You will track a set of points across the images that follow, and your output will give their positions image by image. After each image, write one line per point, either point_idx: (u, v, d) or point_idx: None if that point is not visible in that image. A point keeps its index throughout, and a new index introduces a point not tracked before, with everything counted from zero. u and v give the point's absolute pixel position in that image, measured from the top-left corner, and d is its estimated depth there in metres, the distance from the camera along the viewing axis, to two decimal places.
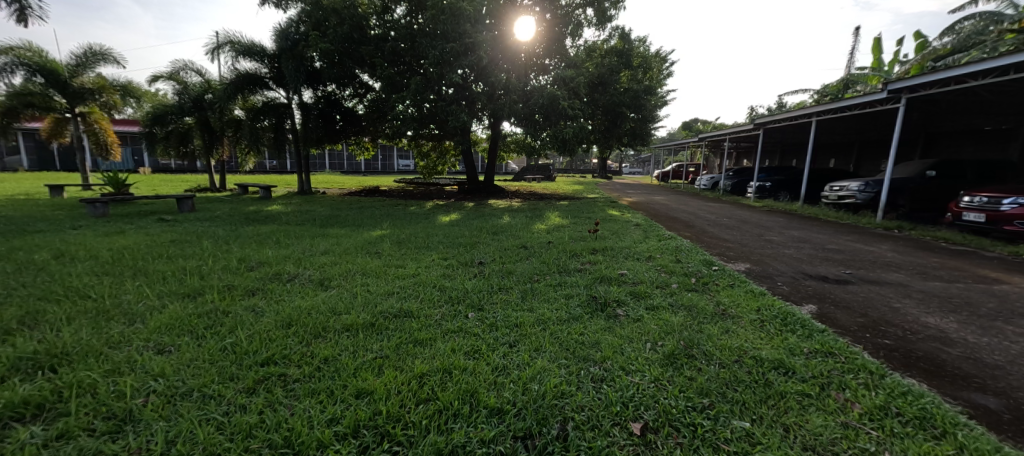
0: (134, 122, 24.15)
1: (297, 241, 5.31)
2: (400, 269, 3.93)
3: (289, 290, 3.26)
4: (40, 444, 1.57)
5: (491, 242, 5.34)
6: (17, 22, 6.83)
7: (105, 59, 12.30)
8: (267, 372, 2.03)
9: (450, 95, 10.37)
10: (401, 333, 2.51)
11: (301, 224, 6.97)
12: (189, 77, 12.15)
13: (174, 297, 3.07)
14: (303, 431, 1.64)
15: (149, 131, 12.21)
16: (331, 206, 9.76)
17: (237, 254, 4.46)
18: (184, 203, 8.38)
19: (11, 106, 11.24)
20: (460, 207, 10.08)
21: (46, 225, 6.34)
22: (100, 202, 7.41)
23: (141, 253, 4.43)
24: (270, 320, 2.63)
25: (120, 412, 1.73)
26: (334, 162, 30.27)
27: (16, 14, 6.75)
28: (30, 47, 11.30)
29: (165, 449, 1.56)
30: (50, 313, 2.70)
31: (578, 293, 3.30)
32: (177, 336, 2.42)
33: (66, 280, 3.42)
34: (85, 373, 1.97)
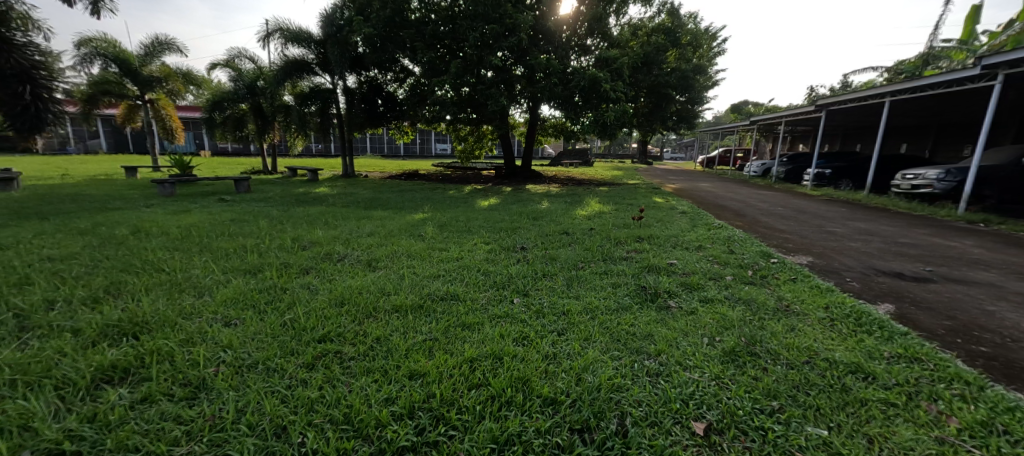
0: (194, 107, 25.60)
1: (344, 222, 5.47)
2: (443, 252, 3.95)
3: (340, 270, 3.35)
4: (128, 405, 1.69)
5: (532, 227, 5.27)
6: (92, 15, 7.33)
7: (170, 48, 13.09)
8: (324, 349, 2.10)
9: (489, 78, 10.27)
10: (450, 315, 2.53)
11: (346, 206, 7.18)
12: (244, 64, 12.76)
13: (237, 273, 3.24)
14: (360, 409, 1.68)
15: (209, 117, 12.92)
16: (373, 189, 10.05)
17: (289, 233, 4.65)
18: (241, 184, 8.98)
19: (92, 94, 12.27)
20: (498, 192, 10.07)
21: (124, 203, 6.90)
22: (168, 182, 7.96)
23: (205, 231, 4.72)
24: (324, 298, 2.71)
25: (195, 380, 1.85)
26: (375, 146, 31.02)
27: (91, 8, 7.22)
28: (106, 38, 12.14)
29: (235, 418, 1.64)
30: (130, 283, 2.94)
31: (625, 282, 3.19)
32: (241, 309, 2.55)
33: (142, 254, 3.70)
34: (163, 342, 2.12)
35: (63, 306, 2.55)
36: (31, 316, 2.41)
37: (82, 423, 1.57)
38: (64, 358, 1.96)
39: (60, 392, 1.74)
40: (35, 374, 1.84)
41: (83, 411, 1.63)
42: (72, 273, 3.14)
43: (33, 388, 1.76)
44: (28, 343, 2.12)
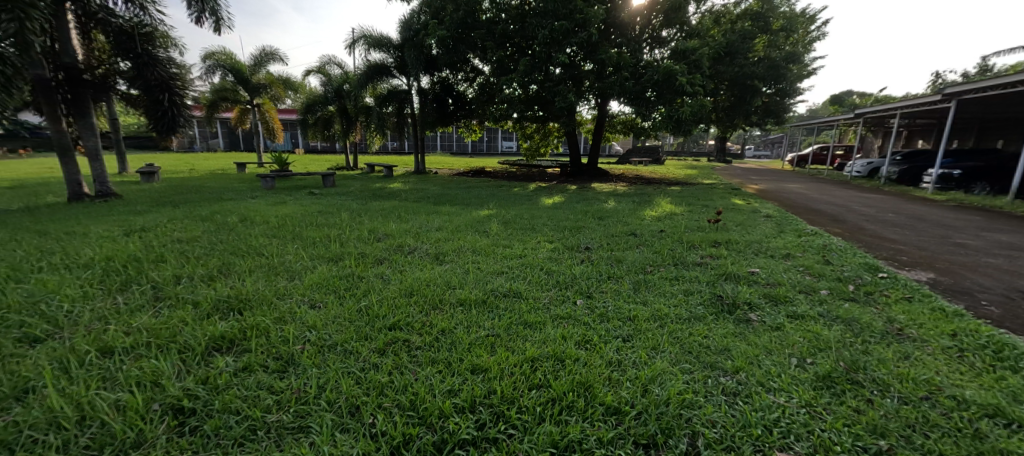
0: (291, 110, 28.39)
1: (415, 216, 5.74)
2: (507, 249, 3.97)
3: (410, 262, 3.51)
4: (232, 372, 1.90)
5: (597, 227, 5.12)
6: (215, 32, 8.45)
7: (274, 58, 14.61)
8: (394, 336, 2.20)
9: (558, 75, 10.17)
10: (512, 313, 2.53)
11: (417, 201, 7.53)
12: (333, 70, 13.91)
13: (322, 260, 3.54)
14: (425, 398, 1.72)
15: (303, 119, 14.30)
16: (442, 185, 10.45)
17: (366, 225, 4.98)
18: (328, 179, 9.81)
19: (214, 100, 14.21)
20: (564, 190, 9.96)
21: (234, 194, 7.86)
22: (269, 176, 8.92)
23: (296, 221, 5.21)
24: (395, 288, 2.85)
25: (285, 355, 2.03)
26: (445, 143, 32.25)
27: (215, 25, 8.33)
28: (224, 51, 13.81)
29: (315, 394, 1.77)
30: (237, 264, 3.32)
31: (698, 289, 2.97)
32: (324, 293, 2.77)
33: (247, 239, 4.18)
34: (260, 318, 2.36)
35: (187, 281, 2.96)
36: (163, 288, 2.83)
37: (197, 384, 1.79)
38: (185, 326, 2.25)
39: (182, 356, 2.01)
40: (164, 338, 2.14)
41: (198, 373, 1.87)
42: (194, 253, 3.64)
43: (162, 350, 2.05)
44: (160, 311, 2.48)
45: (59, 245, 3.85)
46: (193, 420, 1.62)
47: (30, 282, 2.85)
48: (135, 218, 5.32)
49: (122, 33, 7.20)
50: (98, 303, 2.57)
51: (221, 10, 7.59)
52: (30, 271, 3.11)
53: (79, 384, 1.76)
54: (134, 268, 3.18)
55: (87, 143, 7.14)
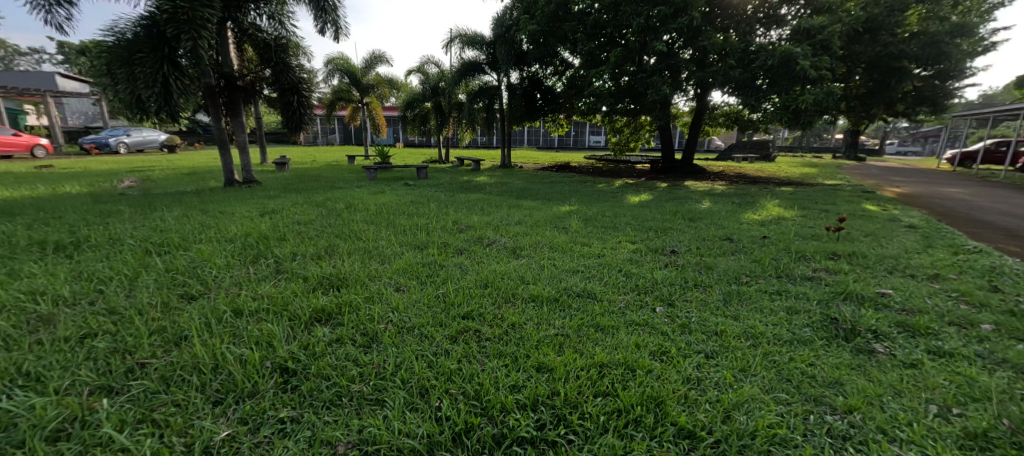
0: (393, 107, 30.83)
1: (497, 209, 5.84)
2: (585, 247, 3.84)
3: (488, 254, 3.55)
4: (325, 342, 1.96)
5: (687, 229, 4.72)
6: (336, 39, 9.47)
7: (382, 61, 15.95)
8: (466, 325, 2.18)
9: (652, 65, 9.58)
10: (584, 314, 2.41)
11: (501, 194, 7.67)
12: (431, 69, 14.76)
13: (409, 247, 3.75)
14: (489, 389, 1.67)
15: (404, 115, 15.46)
16: (526, 180, 10.53)
17: (451, 216, 5.19)
18: (421, 172, 10.46)
19: (332, 100, 15.91)
20: (652, 187, 9.42)
21: (342, 184, 8.76)
22: (372, 168, 9.81)
23: (391, 210, 5.63)
24: (471, 278, 2.87)
25: (369, 332, 2.06)
26: (532, 138, 32.50)
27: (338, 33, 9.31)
28: (342, 56, 15.40)
29: (393, 371, 1.76)
30: (339, 247, 3.66)
31: (807, 309, 2.55)
32: (408, 278, 2.90)
33: (349, 225, 4.61)
34: (353, 295, 2.49)
35: (300, 258, 3.33)
36: (283, 263, 3.22)
37: (300, 349, 1.87)
38: (295, 297, 2.44)
39: (290, 323, 2.14)
40: (278, 306, 2.33)
41: (301, 339, 1.95)
42: (307, 234, 4.12)
43: (276, 316, 2.22)
44: (279, 281, 2.80)
45: (212, 222, 4.61)
46: (295, 379, 1.69)
47: (192, 251, 3.44)
48: (266, 201, 6.19)
49: (266, 45, 8.36)
50: (237, 270, 3.00)
51: (339, 20, 8.40)
52: (193, 241, 3.77)
53: (214, 338, 1.95)
54: (264, 244, 3.69)
55: (241, 141, 8.35)
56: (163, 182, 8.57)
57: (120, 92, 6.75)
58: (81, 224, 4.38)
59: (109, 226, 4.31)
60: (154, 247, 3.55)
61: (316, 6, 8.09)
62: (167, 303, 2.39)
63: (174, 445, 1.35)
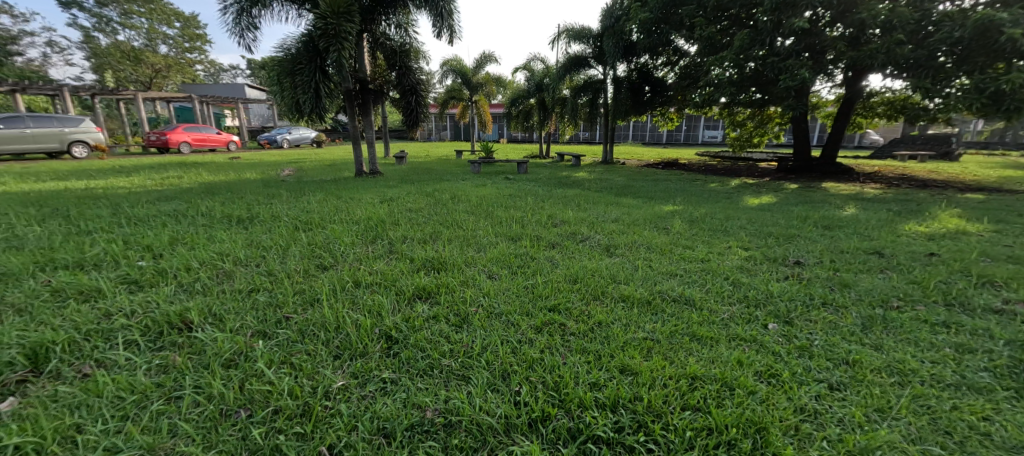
0: (500, 104, 31.92)
1: (595, 206, 5.72)
2: (688, 250, 3.56)
3: (581, 250, 3.48)
4: (424, 318, 2.14)
5: (819, 239, 4.07)
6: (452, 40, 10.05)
7: (490, 60, 16.70)
8: (552, 317, 2.18)
9: (787, 47, 8.37)
10: (680, 321, 2.23)
11: (600, 191, 7.49)
12: (536, 66, 14.95)
13: (504, 238, 3.88)
14: (569, 383, 1.66)
15: (508, 111, 15.98)
16: (628, 176, 10.13)
17: (547, 211, 5.23)
18: (521, 166, 10.70)
19: (445, 99, 17.15)
20: (776, 189, 8.32)
21: (449, 176, 9.41)
22: (476, 162, 10.36)
23: (491, 202, 5.89)
24: (561, 272, 2.83)
25: (461, 314, 2.19)
26: (638, 133, 31.00)
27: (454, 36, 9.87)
28: (455, 57, 16.50)
29: (479, 352, 1.85)
30: (442, 234, 3.95)
31: (986, 349, 2.02)
32: (501, 267, 2.98)
33: (453, 214, 4.93)
34: (451, 279, 2.66)
35: (408, 242, 3.68)
36: (395, 244, 3.59)
37: (402, 322, 2.07)
38: (402, 276, 2.70)
39: (396, 298, 2.38)
40: (387, 282, 2.60)
41: (403, 313, 2.16)
42: (417, 221, 4.53)
43: (385, 290, 2.48)
44: (390, 260, 3.13)
45: (344, 206, 5.33)
46: (396, 346, 1.88)
47: (327, 229, 4.03)
48: (386, 190, 6.94)
49: (393, 52, 9.32)
50: (358, 248, 3.43)
51: (454, 23, 8.94)
52: (328, 221, 4.41)
53: (338, 303, 2.25)
54: (381, 227, 4.16)
55: (369, 137, 9.44)
56: (310, 171, 10.14)
57: (283, 97, 8.18)
58: (254, 203, 5.42)
59: (270, 206, 5.26)
60: (300, 224, 4.23)
61: (435, 12, 8.74)
62: (307, 270, 2.84)
63: (303, 386, 1.59)
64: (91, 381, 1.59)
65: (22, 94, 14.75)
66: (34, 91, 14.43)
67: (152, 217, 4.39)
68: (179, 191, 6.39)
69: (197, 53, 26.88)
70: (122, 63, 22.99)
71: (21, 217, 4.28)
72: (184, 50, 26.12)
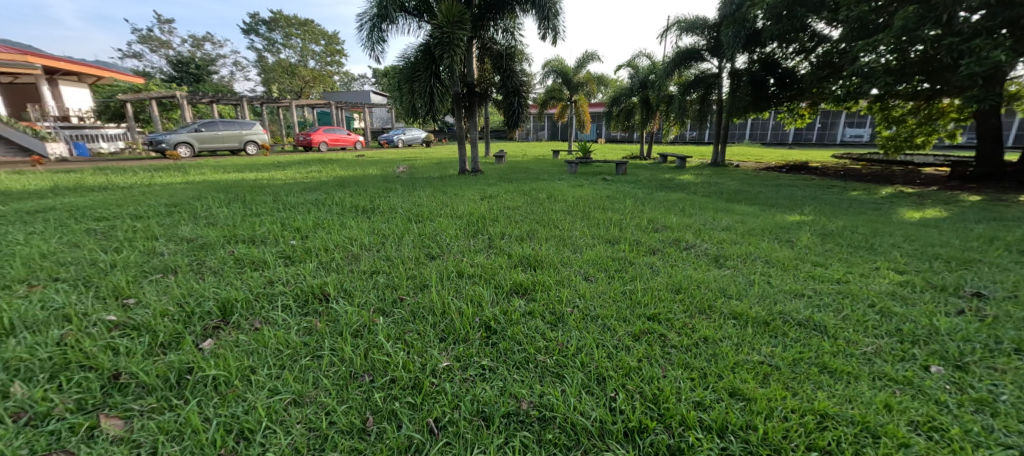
0: (599, 103, 31.17)
1: (702, 212, 5.29)
2: (819, 267, 3.09)
3: (684, 258, 3.24)
4: (520, 313, 2.20)
5: (1013, 268, 3.21)
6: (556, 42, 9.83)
7: (593, 59, 16.44)
8: (651, 326, 2.07)
9: (973, 24, 6.73)
10: (805, 347, 1.96)
11: (708, 196, 6.91)
12: (641, 62, 14.29)
13: (601, 241, 3.80)
14: (669, 398, 1.57)
15: (609, 111, 15.54)
16: (742, 180, 9.17)
17: (648, 215, 4.98)
18: (620, 167, 10.34)
19: (545, 99, 17.33)
20: (944, 200, 6.78)
21: (547, 176, 9.49)
22: (573, 162, 10.29)
23: (589, 203, 5.80)
24: (663, 281, 2.66)
25: (557, 313, 2.21)
26: (757, 133, 27.77)
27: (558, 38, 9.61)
28: (557, 58, 16.57)
29: (574, 352, 1.85)
30: (539, 232, 4.02)
31: None
32: (597, 270, 2.92)
33: (550, 213, 4.98)
34: (547, 277, 2.69)
35: (507, 238, 3.81)
36: (494, 240, 3.75)
37: (500, 315, 2.15)
38: (501, 270, 2.81)
39: (495, 291, 2.48)
40: (487, 276, 2.72)
41: (501, 306, 2.25)
42: (515, 218, 4.67)
43: (485, 283, 2.61)
44: (489, 255, 3.27)
45: (450, 202, 5.73)
46: (495, 336, 1.98)
47: (434, 222, 4.37)
48: (487, 188, 7.27)
49: (500, 55, 9.64)
50: (461, 241, 3.66)
51: (559, 23, 9.00)
52: (436, 214, 4.78)
53: (444, 290, 2.44)
54: (482, 223, 4.37)
55: (473, 136, 9.94)
56: (420, 169, 11.05)
57: (403, 102, 9.06)
58: (375, 195, 6.12)
59: (387, 198, 5.89)
60: (413, 216, 4.66)
61: (541, 14, 8.89)
62: (418, 258, 3.12)
63: (414, 361, 1.76)
64: (260, 333, 1.97)
65: (216, 104, 18.68)
66: (224, 102, 18.15)
67: (301, 205, 5.23)
68: (319, 183, 7.50)
69: (335, 66, 31.15)
70: (281, 77, 27.69)
71: (214, 200, 5.44)
72: (326, 63, 30.46)
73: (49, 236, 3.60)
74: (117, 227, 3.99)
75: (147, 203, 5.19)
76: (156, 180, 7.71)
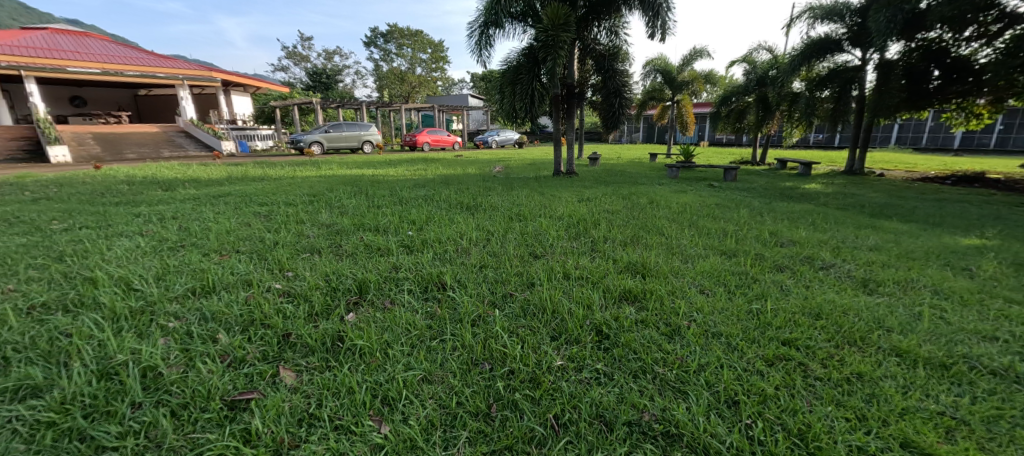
0: (706, 103, 28.80)
1: (838, 228, 4.58)
2: (1014, 305, 2.47)
3: (819, 278, 2.84)
4: (632, 321, 2.12)
5: None
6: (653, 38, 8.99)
7: (701, 55, 15.30)
8: (786, 351, 1.86)
9: None
10: (1006, 403, 1.58)
11: (844, 209, 5.96)
12: (760, 56, 12.86)
13: (716, 252, 3.50)
14: (819, 437, 1.40)
15: (717, 111, 14.30)
16: (890, 192, 7.75)
17: (769, 227, 4.47)
18: (729, 173, 9.43)
19: (645, 100, 16.53)
20: None
21: (646, 180, 9.05)
22: (675, 166, 9.68)
23: (696, 210, 5.39)
24: (796, 303, 2.36)
25: (673, 325, 2.10)
26: (907, 135, 23.22)
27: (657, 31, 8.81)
28: (661, 56, 15.67)
29: (698, 369, 1.74)
30: (644, 239, 3.85)
31: None
32: (714, 283, 2.69)
33: (653, 219, 4.74)
34: (658, 286, 2.56)
35: (610, 243, 3.71)
36: (597, 243, 3.68)
37: (611, 320, 2.11)
38: (608, 275, 2.75)
39: (604, 295, 2.44)
40: (593, 280, 2.68)
41: (612, 312, 2.20)
42: (616, 222, 4.53)
43: (592, 286, 2.58)
44: (594, 258, 3.22)
45: (547, 202, 5.78)
46: (608, 341, 1.95)
47: (536, 222, 4.44)
48: (583, 191, 7.18)
49: (602, 56, 9.46)
50: (563, 243, 3.66)
51: (669, 20, 8.58)
52: (537, 214, 4.85)
53: (553, 290, 2.46)
54: (583, 225, 4.32)
55: (570, 138, 9.89)
56: (516, 169, 11.31)
57: (502, 104, 9.28)
58: (477, 194, 6.43)
59: (488, 196, 6.16)
60: (514, 215, 4.79)
61: (649, 11, 8.57)
62: (523, 256, 3.19)
63: (530, 356, 1.82)
64: (392, 312, 2.20)
65: (342, 109, 21.30)
66: (348, 106, 20.59)
67: (412, 199, 5.72)
68: (426, 181, 8.14)
69: (439, 71, 33.41)
70: (393, 83, 30.50)
71: (342, 192, 6.21)
72: (431, 69, 32.88)
73: (229, 217, 4.45)
74: (274, 211, 4.78)
75: (293, 193, 6.13)
76: (297, 173, 9.04)
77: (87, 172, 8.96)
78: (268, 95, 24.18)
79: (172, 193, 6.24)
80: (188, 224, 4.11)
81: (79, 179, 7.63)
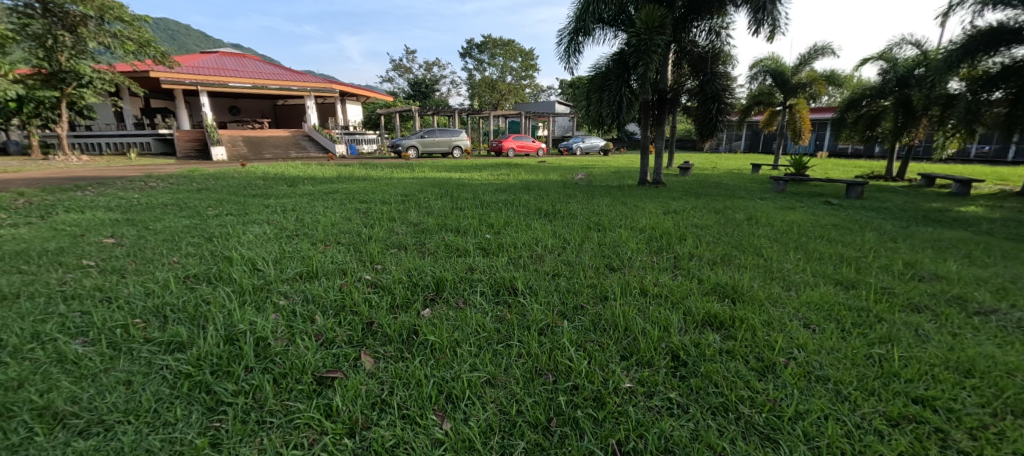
0: (827, 108, 25.31)
1: (1003, 263, 3.67)
2: None
3: (973, 326, 2.28)
4: (715, 350, 1.90)
5: None
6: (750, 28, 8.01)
7: (823, 53, 13.46)
8: (918, 412, 1.51)
9: None
10: None
11: (1015, 239, 4.77)
12: (902, 52, 10.90)
13: (827, 280, 3.01)
14: None
15: (841, 117, 12.44)
16: None
17: (903, 255, 3.75)
18: (853, 189, 8.11)
19: (749, 104, 15.05)
20: None
21: (746, 194, 8.19)
22: (782, 179, 8.61)
23: (805, 230, 4.72)
24: (936, 354, 1.91)
25: (767, 360, 1.84)
26: None
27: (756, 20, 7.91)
28: (773, 56, 14.05)
29: (795, 417, 1.50)
30: (738, 258, 3.47)
31: None
32: (823, 318, 2.30)
33: (752, 237, 4.26)
34: (751, 314, 2.26)
35: (696, 260, 3.41)
36: (680, 260, 3.40)
37: (691, 345, 1.93)
38: (692, 296, 2.52)
39: (684, 317, 2.23)
40: (672, 300, 2.47)
41: (692, 336, 2.00)
42: (706, 239, 4.16)
43: (671, 307, 2.38)
44: (676, 276, 2.98)
45: (630, 213, 5.52)
46: (684, 369, 1.77)
47: (615, 232, 4.26)
48: (671, 202, 6.73)
49: (701, 58, 8.80)
50: (642, 256, 3.45)
51: (781, 12, 7.65)
52: (617, 225, 4.66)
53: (627, 306, 2.32)
54: (666, 240, 4.04)
55: (659, 146, 9.36)
56: (599, 177, 11.02)
57: (589, 111, 9.11)
58: (557, 200, 6.40)
59: (568, 204, 6.09)
60: (593, 224, 4.67)
61: (755, 6, 7.72)
62: (598, 267, 3.08)
63: (597, 373, 1.73)
64: (464, 312, 2.26)
65: (437, 116, 22.75)
66: (442, 114, 21.90)
67: (493, 203, 5.87)
68: (509, 186, 8.30)
69: (528, 79, 34.11)
70: (485, 92, 31.83)
71: (430, 194, 6.61)
72: (521, 78, 33.68)
73: (335, 211, 4.99)
74: (370, 209, 5.25)
75: (388, 192, 6.70)
76: (394, 175, 9.84)
77: (235, 168, 10.79)
78: (376, 104, 26.80)
79: (293, 188, 7.20)
80: (302, 216, 4.69)
81: (230, 174, 9.22)
